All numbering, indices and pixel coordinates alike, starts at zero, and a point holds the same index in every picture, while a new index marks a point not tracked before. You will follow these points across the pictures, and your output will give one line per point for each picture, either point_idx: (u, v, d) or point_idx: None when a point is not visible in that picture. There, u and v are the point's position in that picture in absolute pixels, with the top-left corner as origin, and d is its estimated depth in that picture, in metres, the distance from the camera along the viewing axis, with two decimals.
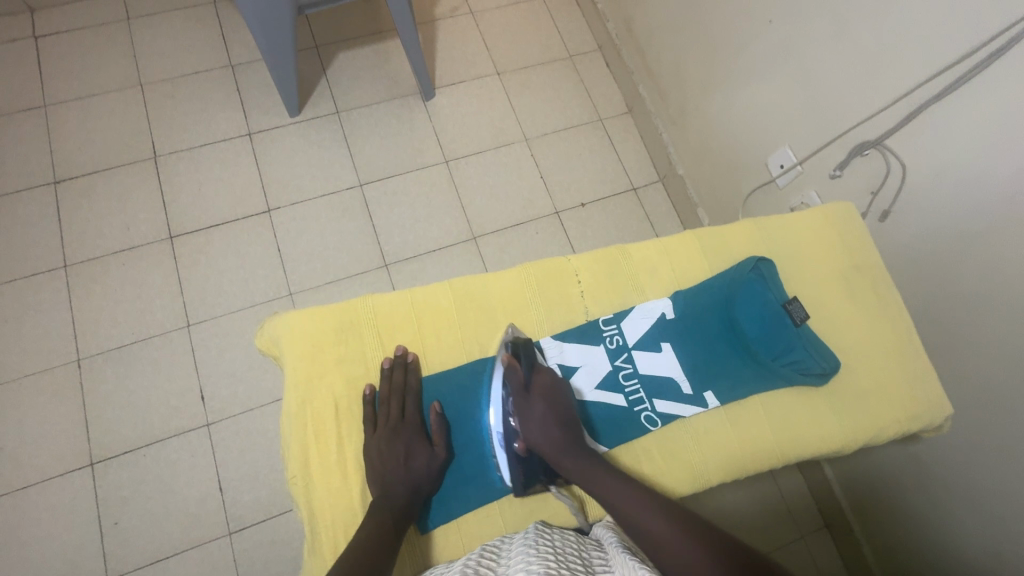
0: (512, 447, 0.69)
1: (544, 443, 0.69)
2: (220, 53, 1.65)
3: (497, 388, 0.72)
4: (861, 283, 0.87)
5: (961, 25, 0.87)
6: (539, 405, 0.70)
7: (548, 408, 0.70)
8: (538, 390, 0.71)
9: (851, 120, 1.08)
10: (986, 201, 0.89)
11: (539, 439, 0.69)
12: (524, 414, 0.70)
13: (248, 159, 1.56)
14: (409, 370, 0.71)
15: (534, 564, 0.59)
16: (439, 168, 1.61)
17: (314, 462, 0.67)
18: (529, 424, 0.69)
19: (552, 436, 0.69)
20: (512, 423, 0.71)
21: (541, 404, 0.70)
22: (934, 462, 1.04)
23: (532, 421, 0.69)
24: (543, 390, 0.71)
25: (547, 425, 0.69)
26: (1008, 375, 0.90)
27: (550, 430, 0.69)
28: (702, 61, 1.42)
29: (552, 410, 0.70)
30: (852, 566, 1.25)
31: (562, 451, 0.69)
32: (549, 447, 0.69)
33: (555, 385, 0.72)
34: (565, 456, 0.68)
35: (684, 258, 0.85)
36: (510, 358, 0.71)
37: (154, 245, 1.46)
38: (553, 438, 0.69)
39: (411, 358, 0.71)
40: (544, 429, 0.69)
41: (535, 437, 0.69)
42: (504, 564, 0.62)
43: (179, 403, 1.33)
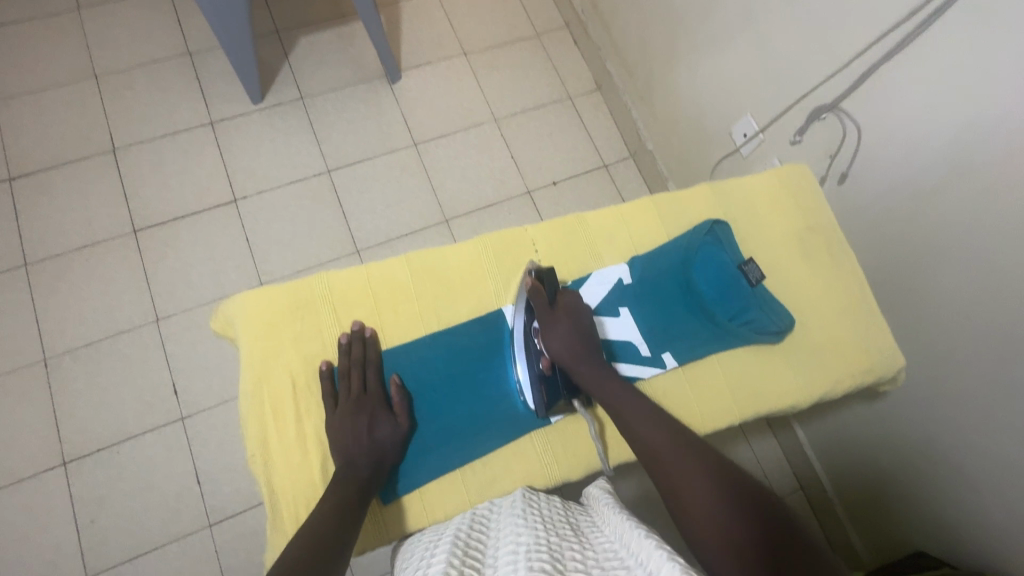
0: (538, 368, 0.73)
1: (564, 352, 0.72)
2: (177, 40, 1.61)
3: (520, 311, 0.75)
4: (816, 242, 0.88)
5: None
6: (562, 323, 0.73)
7: (570, 323, 0.73)
8: (562, 308, 0.74)
9: (809, 84, 1.09)
10: (934, 158, 0.91)
11: (558, 348, 0.72)
12: (546, 329, 0.73)
13: (212, 148, 1.53)
14: (367, 344, 0.70)
15: (523, 534, 0.59)
16: (409, 152, 1.59)
17: (273, 441, 0.66)
18: (552, 336, 0.72)
19: (574, 349, 0.72)
20: (537, 343, 0.74)
21: (565, 319, 0.73)
22: (898, 416, 1.07)
23: (556, 336, 0.72)
24: (567, 309, 0.74)
25: (571, 338, 0.72)
26: (960, 328, 0.93)
27: (572, 344, 0.72)
28: (665, 33, 1.42)
29: (575, 327, 0.73)
30: (828, 526, 1.27)
31: (583, 364, 0.72)
32: (570, 358, 0.72)
33: (579, 306, 0.75)
34: (582, 366, 0.72)
35: (641, 225, 0.85)
36: (534, 282, 0.74)
37: (118, 239, 1.42)
38: (575, 350, 0.72)
39: (369, 332, 0.71)
40: (567, 341, 0.72)
41: (556, 347, 0.72)
42: (494, 533, 0.62)
43: (151, 398, 1.31)
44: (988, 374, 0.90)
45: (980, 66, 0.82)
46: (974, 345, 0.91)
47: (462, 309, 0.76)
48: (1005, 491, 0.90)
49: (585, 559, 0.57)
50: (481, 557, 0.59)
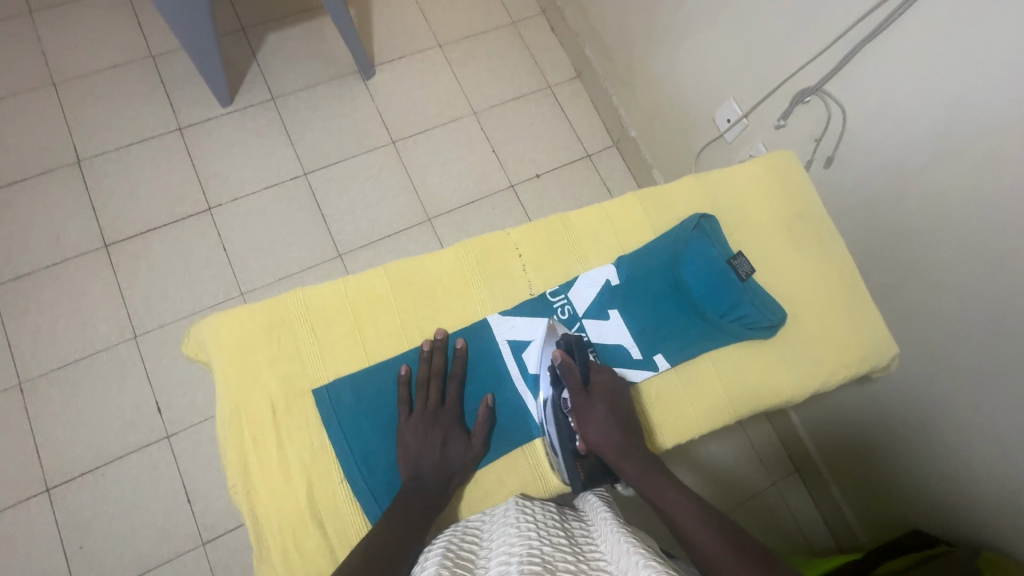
0: (573, 447, 0.70)
1: (601, 441, 0.68)
2: (138, 43, 1.54)
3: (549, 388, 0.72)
4: (804, 230, 0.87)
5: None
6: (599, 408, 0.69)
7: (609, 411, 0.70)
8: (598, 391, 0.71)
9: (792, 67, 1.06)
10: (919, 139, 0.90)
11: (595, 437, 0.69)
12: (579, 411, 0.69)
13: (182, 155, 1.48)
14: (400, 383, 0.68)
15: (516, 543, 0.58)
16: (387, 149, 1.55)
17: (254, 469, 0.64)
18: (589, 424, 0.69)
19: (612, 436, 0.68)
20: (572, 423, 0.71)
21: (603, 403, 0.70)
22: (890, 399, 1.07)
23: (593, 423, 0.69)
24: (604, 391, 0.71)
25: (611, 428, 0.69)
26: (951, 309, 0.92)
27: (612, 433, 0.68)
28: (643, 17, 1.39)
29: (612, 412, 0.70)
30: (823, 506, 1.28)
31: (622, 456, 0.68)
32: (608, 448, 0.68)
33: (617, 384, 0.72)
34: (625, 460, 0.68)
35: (626, 222, 0.83)
36: (565, 359, 0.71)
37: (88, 255, 1.37)
38: (614, 439, 0.68)
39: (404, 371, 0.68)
40: (604, 428, 0.69)
41: (594, 437, 0.69)
42: (487, 542, 0.61)
43: (134, 417, 1.27)
44: (979, 354, 0.90)
45: (966, 42, 0.80)
46: (965, 326, 0.91)
47: (445, 319, 0.73)
48: (999, 469, 0.91)
49: (579, 570, 0.56)
50: (472, 564, 0.57)
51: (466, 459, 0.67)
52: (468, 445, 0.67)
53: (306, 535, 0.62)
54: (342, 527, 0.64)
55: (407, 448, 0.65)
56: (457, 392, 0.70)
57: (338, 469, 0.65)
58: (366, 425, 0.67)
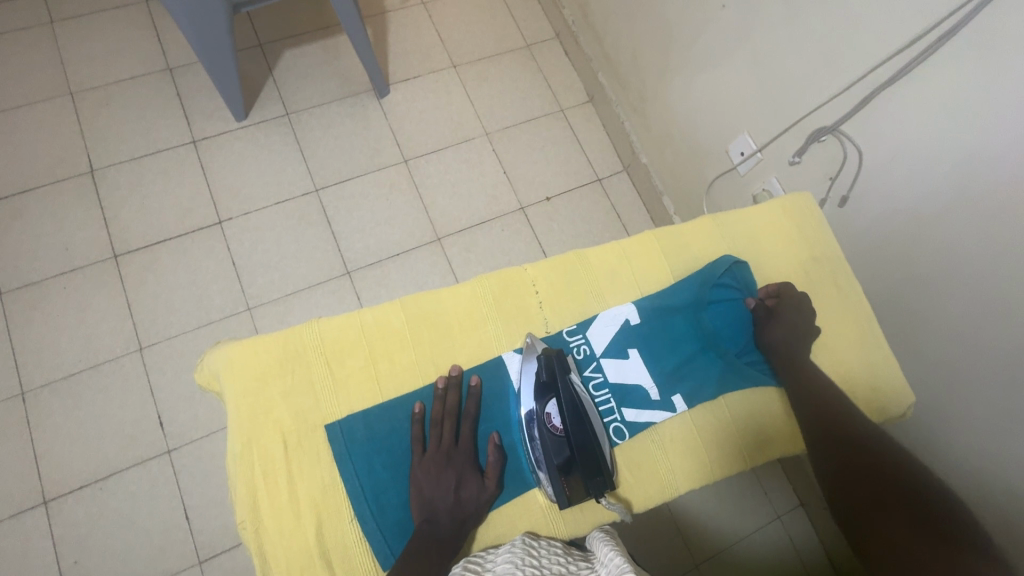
0: (554, 464, 0.67)
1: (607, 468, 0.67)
2: (156, 55, 1.55)
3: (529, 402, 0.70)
4: (821, 275, 0.87)
5: (906, 9, 0.87)
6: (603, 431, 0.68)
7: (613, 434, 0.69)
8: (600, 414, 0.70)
9: (808, 105, 1.07)
10: (935, 184, 0.90)
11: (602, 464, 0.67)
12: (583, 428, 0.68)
13: (194, 168, 1.48)
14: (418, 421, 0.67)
15: None
16: (398, 168, 1.56)
17: (263, 505, 0.63)
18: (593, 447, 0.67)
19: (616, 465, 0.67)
20: (556, 436, 0.68)
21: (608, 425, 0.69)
22: (899, 441, 1.06)
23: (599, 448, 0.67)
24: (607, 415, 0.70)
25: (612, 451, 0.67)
26: (963, 356, 0.92)
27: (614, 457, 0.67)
28: (658, 47, 1.40)
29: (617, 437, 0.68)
30: (831, 549, 1.22)
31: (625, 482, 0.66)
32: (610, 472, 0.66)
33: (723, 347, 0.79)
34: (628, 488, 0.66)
35: (644, 260, 0.83)
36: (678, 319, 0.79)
37: (97, 265, 1.37)
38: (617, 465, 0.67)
39: (417, 409, 0.67)
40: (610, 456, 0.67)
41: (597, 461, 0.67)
42: None
43: (135, 431, 1.26)
44: (991, 403, 0.89)
45: (985, 91, 0.80)
46: (978, 373, 0.90)
47: (461, 355, 0.73)
48: None
49: None
50: None
51: (479, 500, 0.66)
52: (481, 485, 0.67)
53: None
54: (350, 567, 0.63)
55: (421, 488, 0.65)
56: (471, 432, 0.69)
57: (349, 507, 0.64)
58: (378, 464, 0.66)
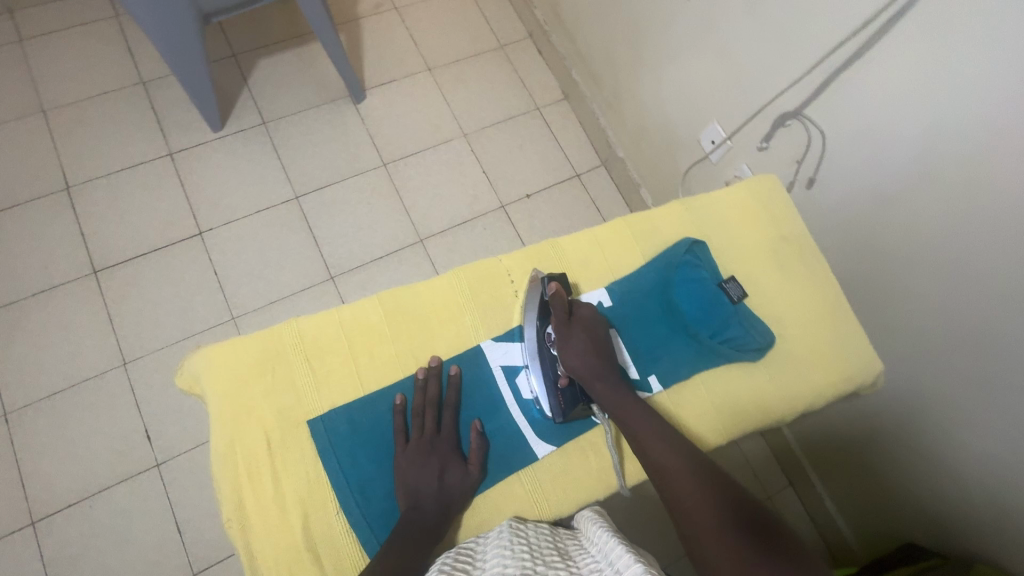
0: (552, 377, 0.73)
1: (582, 370, 0.72)
2: (129, 70, 1.55)
3: (530, 328, 0.75)
4: (789, 252, 0.89)
5: None
6: (577, 338, 0.73)
7: (587, 339, 0.73)
8: (578, 322, 0.74)
9: (772, 92, 1.10)
10: (896, 163, 0.93)
11: (576, 367, 0.72)
12: (563, 338, 0.73)
13: (173, 181, 1.48)
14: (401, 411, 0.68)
15: (511, 565, 0.57)
16: (378, 172, 1.56)
17: (249, 504, 0.63)
18: (568, 356, 0.72)
19: (590, 364, 0.72)
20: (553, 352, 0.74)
21: (583, 329, 0.74)
22: (877, 413, 1.09)
23: (573, 352, 0.72)
24: (584, 323, 0.75)
25: (587, 354, 0.72)
26: (932, 326, 0.95)
27: (589, 359, 0.72)
28: (628, 42, 1.43)
29: (591, 341, 0.73)
30: (820, 522, 1.28)
31: (598, 379, 0.72)
32: (586, 374, 0.72)
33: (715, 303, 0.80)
34: (602, 385, 0.72)
35: (616, 246, 0.85)
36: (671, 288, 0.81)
37: (77, 281, 1.36)
38: (592, 366, 0.72)
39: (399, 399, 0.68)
40: (583, 356, 0.72)
41: (575, 366, 0.72)
42: (481, 563, 0.60)
43: (124, 446, 1.25)
44: (961, 371, 0.92)
45: (940, 67, 0.83)
46: (947, 342, 0.93)
47: (440, 346, 0.74)
48: (988, 484, 0.92)
49: None
50: None
51: (465, 486, 0.67)
52: (465, 471, 0.68)
53: (303, 570, 0.62)
54: (338, 560, 0.64)
55: (405, 478, 0.65)
56: (452, 420, 0.70)
57: (335, 501, 0.65)
58: (364, 456, 0.67)
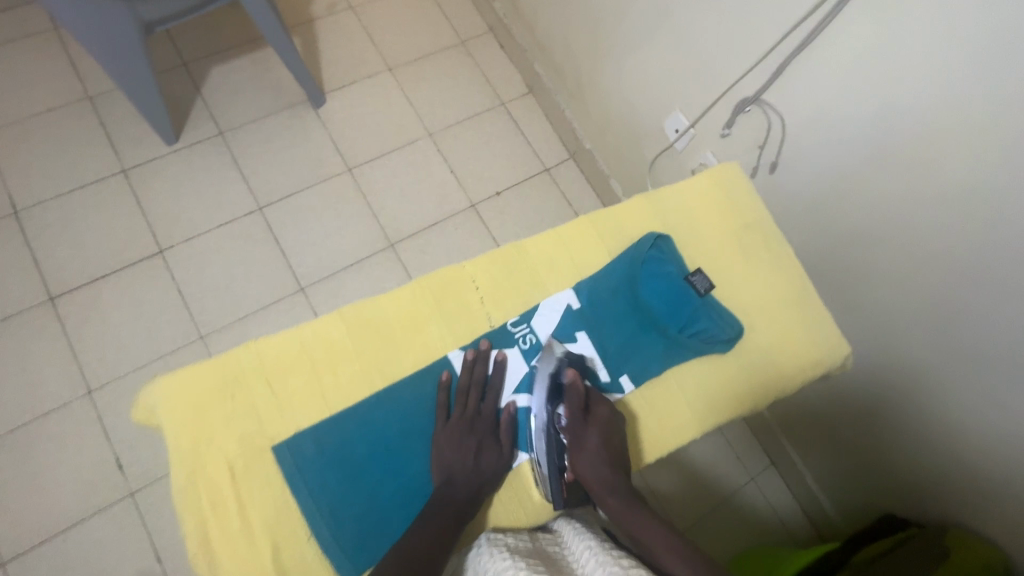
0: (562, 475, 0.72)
1: (591, 475, 0.70)
2: (73, 85, 1.48)
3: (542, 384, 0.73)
4: (753, 240, 0.89)
5: None
6: (590, 439, 0.71)
7: (600, 441, 0.71)
8: (591, 420, 0.72)
9: (730, 78, 1.10)
10: (853, 144, 0.94)
11: (586, 471, 0.70)
12: (573, 434, 0.71)
13: (128, 198, 1.42)
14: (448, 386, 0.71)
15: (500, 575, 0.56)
16: (343, 177, 1.53)
17: (215, 535, 0.61)
18: (579, 458, 0.71)
19: (602, 473, 0.70)
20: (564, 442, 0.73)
21: (596, 429, 0.71)
22: (850, 390, 1.11)
23: (585, 454, 0.70)
24: (601, 424, 0.72)
25: (599, 460, 0.70)
26: (898, 303, 0.97)
27: (600, 467, 0.70)
28: (587, 33, 1.42)
29: (606, 446, 0.71)
30: (802, 498, 1.30)
31: (609, 491, 0.69)
32: (596, 483, 0.70)
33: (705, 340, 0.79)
34: (610, 497, 0.69)
35: (581, 245, 0.84)
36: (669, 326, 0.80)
37: (32, 310, 1.30)
38: (603, 474, 0.70)
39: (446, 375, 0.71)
40: (596, 463, 0.70)
41: (585, 471, 0.70)
42: None
43: (94, 477, 1.21)
44: (927, 345, 0.94)
45: (890, 46, 0.84)
46: (911, 317, 0.95)
47: (406, 360, 0.72)
48: (958, 452, 0.95)
49: None
50: None
51: (470, 483, 0.66)
52: (500, 451, 0.69)
53: None
54: None
55: (441, 454, 0.67)
56: (489, 404, 0.72)
57: (305, 525, 0.63)
58: (331, 478, 0.65)
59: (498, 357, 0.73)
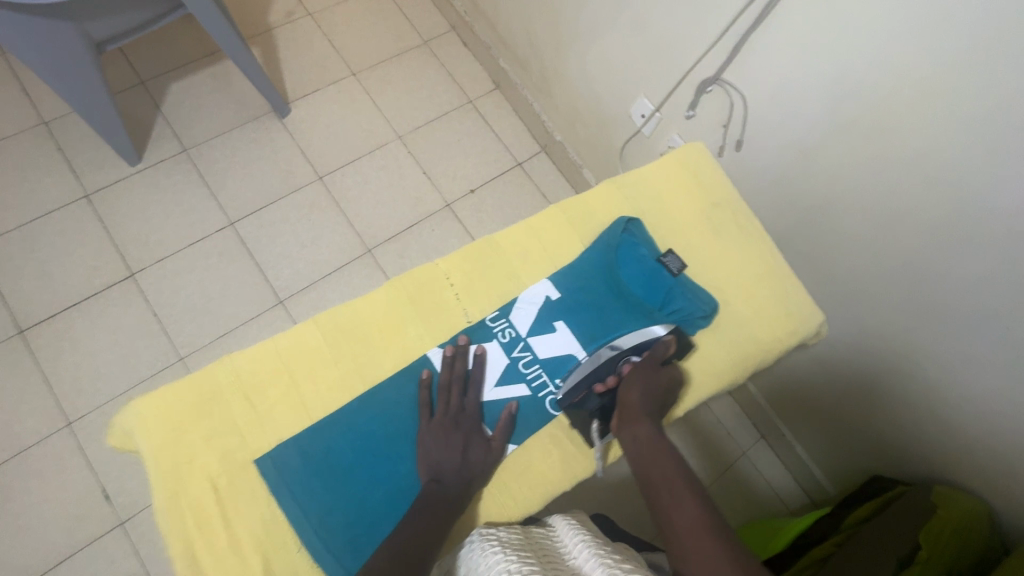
0: (596, 386, 0.74)
1: (631, 402, 0.72)
2: (27, 111, 1.44)
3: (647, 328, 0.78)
4: (722, 216, 0.91)
5: None
6: (657, 383, 0.73)
7: (662, 390, 0.73)
8: (665, 374, 0.75)
9: (690, 60, 1.11)
10: (814, 116, 0.96)
11: (630, 397, 0.72)
12: (645, 369, 0.74)
13: (94, 223, 1.39)
14: (453, 362, 0.72)
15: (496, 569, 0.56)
16: (315, 187, 1.51)
17: (203, 555, 0.60)
18: (634, 382, 0.73)
19: (644, 401, 0.72)
20: (620, 369, 0.76)
21: (666, 379, 0.74)
22: (829, 358, 1.13)
23: (639, 385, 0.73)
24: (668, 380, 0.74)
25: (649, 393, 0.72)
26: (869, 268, 0.99)
27: (647, 397, 0.72)
28: (549, 25, 1.42)
29: (660, 397, 0.73)
30: (792, 468, 1.32)
31: (639, 419, 0.70)
32: (630, 407, 0.71)
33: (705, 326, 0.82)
34: (640, 423, 0.70)
35: (553, 235, 0.84)
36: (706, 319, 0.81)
37: (2, 345, 1.27)
38: (646, 403, 0.72)
39: (451, 351, 0.72)
40: (643, 393, 0.72)
41: (628, 394, 0.72)
42: None
43: (80, 510, 1.18)
44: (899, 308, 0.97)
45: (840, 16, 0.85)
46: (881, 282, 0.98)
47: (386, 362, 0.72)
48: (936, 409, 0.98)
49: None
50: None
51: (459, 478, 0.66)
52: (488, 446, 0.69)
53: None
54: None
55: (428, 451, 0.67)
56: (476, 397, 0.72)
57: (294, 535, 0.63)
58: (317, 485, 0.64)
59: (478, 351, 0.73)
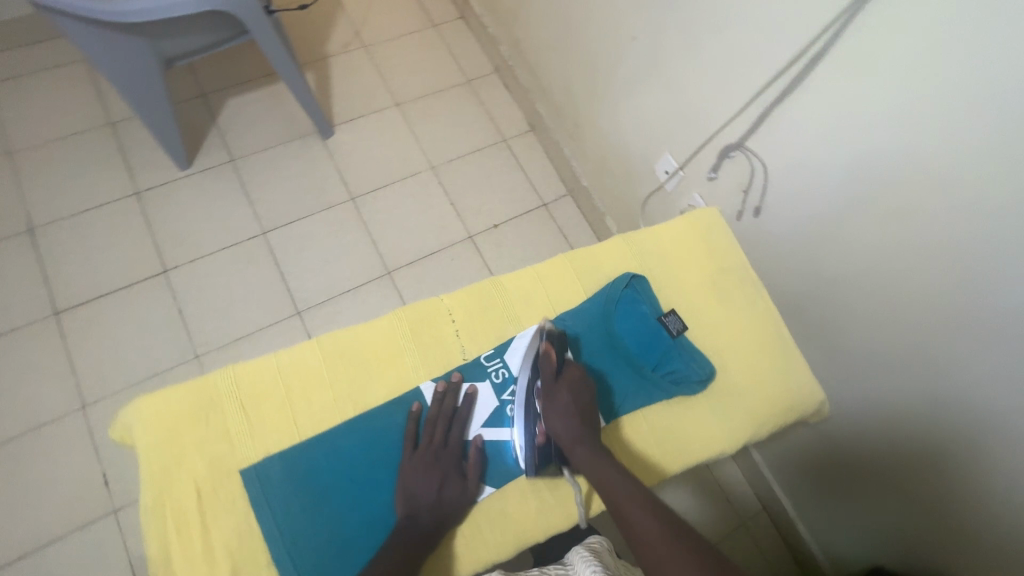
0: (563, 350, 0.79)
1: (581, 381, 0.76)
2: (98, 111, 1.57)
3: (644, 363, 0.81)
4: (729, 282, 0.91)
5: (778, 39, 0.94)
6: (564, 399, 0.73)
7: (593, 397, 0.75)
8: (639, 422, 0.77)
9: (715, 124, 1.13)
10: (831, 192, 0.96)
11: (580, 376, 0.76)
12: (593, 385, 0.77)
13: (138, 219, 1.48)
14: (443, 397, 0.73)
15: None
16: (346, 206, 1.58)
17: (177, 561, 0.62)
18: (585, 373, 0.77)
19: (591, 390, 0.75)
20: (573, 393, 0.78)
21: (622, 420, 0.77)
22: (838, 435, 1.10)
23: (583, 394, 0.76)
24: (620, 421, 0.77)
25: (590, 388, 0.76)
26: (888, 352, 0.96)
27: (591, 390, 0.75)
28: (585, 77, 1.48)
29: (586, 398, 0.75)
30: (793, 546, 1.27)
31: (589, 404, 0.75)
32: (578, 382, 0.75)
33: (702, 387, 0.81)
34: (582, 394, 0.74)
35: (558, 283, 0.86)
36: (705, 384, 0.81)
37: (37, 324, 1.34)
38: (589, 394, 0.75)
39: (441, 385, 0.74)
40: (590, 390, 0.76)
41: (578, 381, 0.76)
42: None
43: (80, 491, 1.22)
44: (910, 395, 0.94)
45: (865, 101, 0.87)
46: (893, 365, 0.96)
47: (378, 390, 0.74)
48: (944, 506, 0.93)
49: None
50: None
51: (435, 515, 0.66)
52: (464, 486, 0.70)
53: None
54: None
55: (407, 485, 0.67)
56: (459, 434, 0.73)
57: (265, 552, 0.64)
58: (294, 505, 0.66)
59: (469, 390, 0.75)
